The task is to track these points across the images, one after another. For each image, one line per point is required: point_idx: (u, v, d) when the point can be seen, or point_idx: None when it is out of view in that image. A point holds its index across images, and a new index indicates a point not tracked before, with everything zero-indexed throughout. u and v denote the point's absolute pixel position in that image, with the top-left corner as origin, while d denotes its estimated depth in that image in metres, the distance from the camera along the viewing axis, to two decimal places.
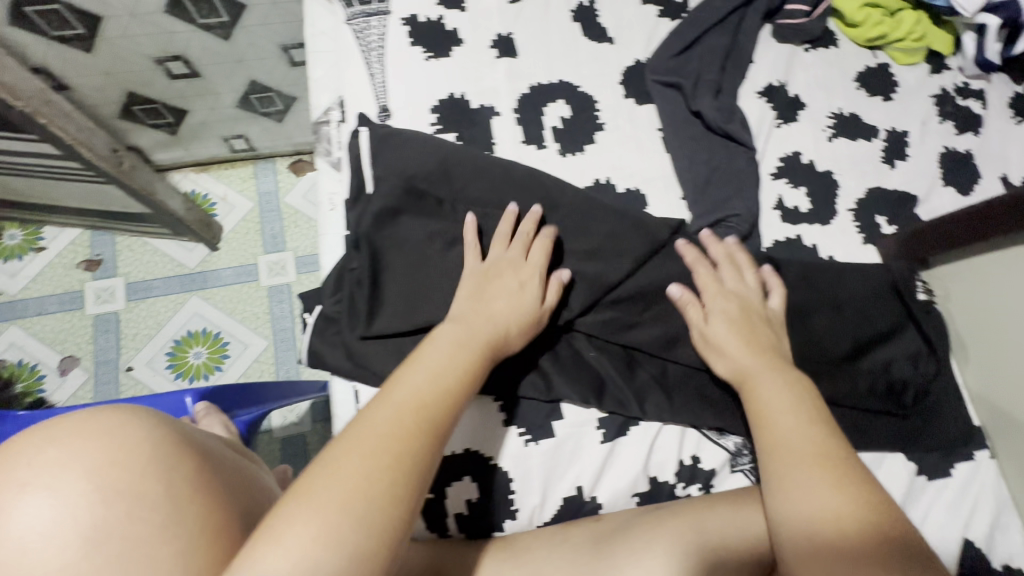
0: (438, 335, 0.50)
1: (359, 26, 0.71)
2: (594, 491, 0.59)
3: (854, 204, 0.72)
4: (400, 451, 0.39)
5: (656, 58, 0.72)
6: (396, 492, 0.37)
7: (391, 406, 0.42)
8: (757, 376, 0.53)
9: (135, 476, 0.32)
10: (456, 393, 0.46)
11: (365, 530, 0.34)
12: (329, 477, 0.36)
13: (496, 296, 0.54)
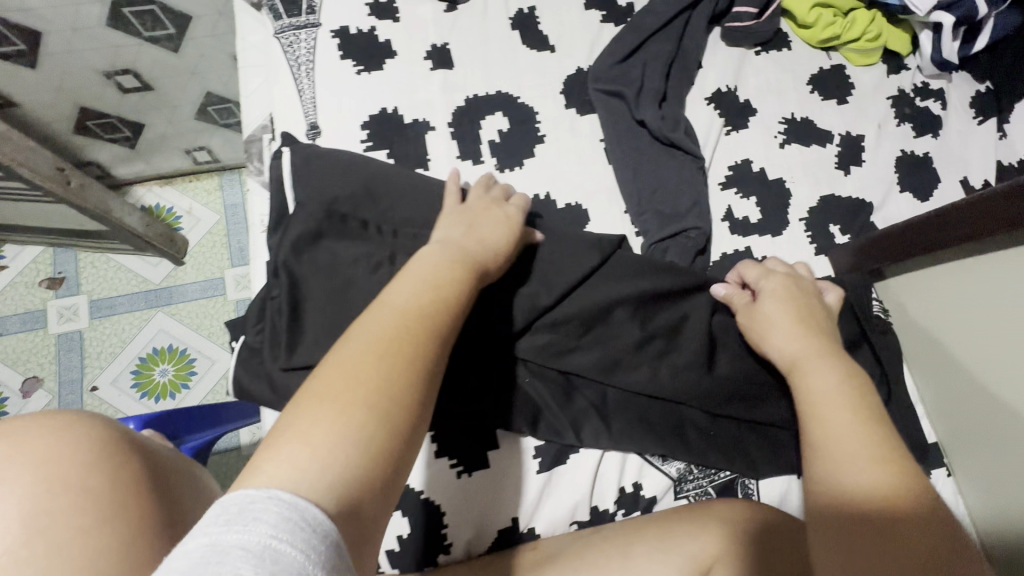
0: (429, 252, 0.48)
1: (287, 39, 0.68)
2: (531, 522, 0.57)
3: (806, 213, 0.69)
4: (410, 349, 0.39)
5: (598, 65, 0.69)
6: (414, 391, 0.38)
7: (392, 310, 0.41)
8: (809, 361, 0.50)
9: (78, 475, 0.38)
10: (457, 299, 0.44)
11: (383, 424, 0.35)
12: (341, 374, 0.37)
13: (484, 221, 0.53)
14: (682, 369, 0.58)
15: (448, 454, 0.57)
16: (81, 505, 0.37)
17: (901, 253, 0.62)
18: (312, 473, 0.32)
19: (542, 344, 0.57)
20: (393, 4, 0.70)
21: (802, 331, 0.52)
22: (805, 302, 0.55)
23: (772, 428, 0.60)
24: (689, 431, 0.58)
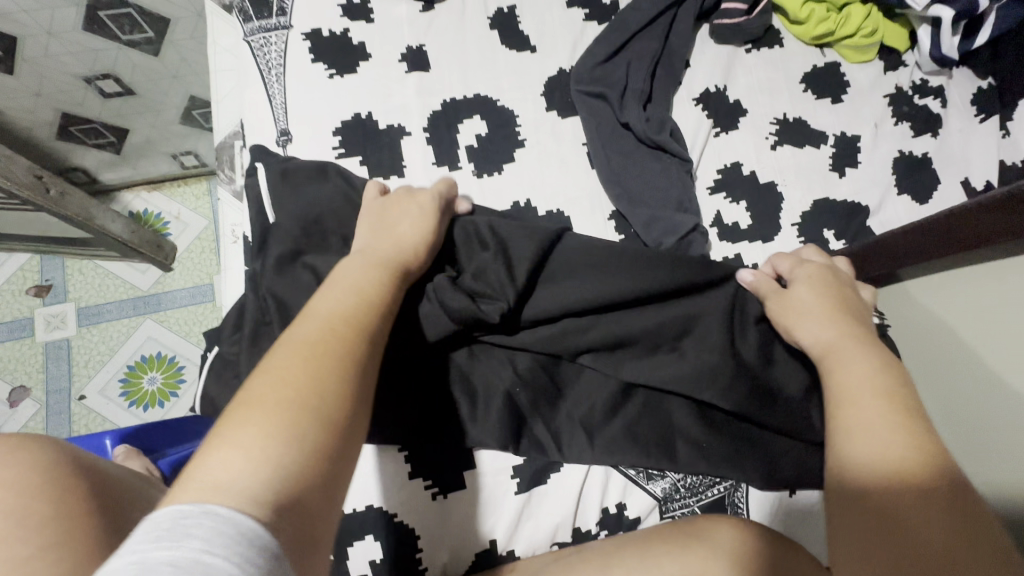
0: (351, 263, 0.46)
1: (257, 43, 0.65)
2: (510, 544, 0.54)
3: (799, 217, 0.66)
4: (338, 349, 0.37)
5: (580, 66, 0.66)
6: (345, 388, 0.35)
7: (317, 319, 0.39)
8: (841, 348, 0.47)
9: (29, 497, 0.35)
10: (384, 303, 0.43)
11: (323, 422, 0.33)
12: (270, 380, 0.34)
13: (399, 220, 0.50)
14: (679, 376, 0.54)
15: (423, 474, 0.54)
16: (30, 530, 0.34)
17: (901, 259, 0.58)
18: (243, 477, 0.29)
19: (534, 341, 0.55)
20: (367, 4, 0.67)
21: (843, 324, 0.49)
22: (838, 290, 0.53)
23: (771, 441, 0.56)
24: (680, 441, 0.55)
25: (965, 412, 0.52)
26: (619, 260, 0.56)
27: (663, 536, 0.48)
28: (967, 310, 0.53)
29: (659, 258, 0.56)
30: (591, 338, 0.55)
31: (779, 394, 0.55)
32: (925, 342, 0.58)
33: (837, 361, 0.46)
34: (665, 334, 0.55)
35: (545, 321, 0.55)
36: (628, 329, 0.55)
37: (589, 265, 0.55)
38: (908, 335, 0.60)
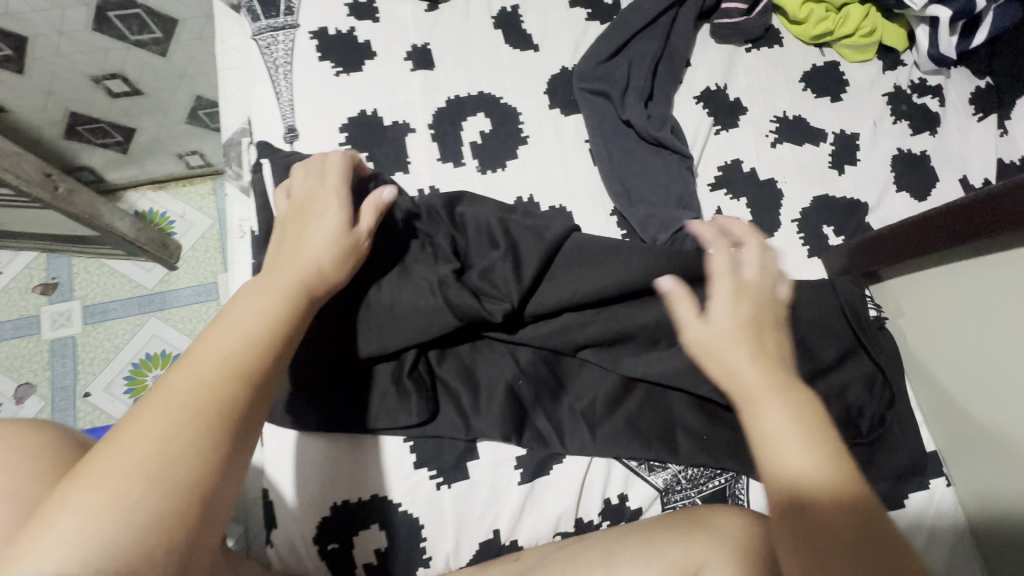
0: (248, 291, 0.42)
1: (265, 41, 0.67)
2: (513, 534, 0.55)
3: (799, 214, 0.67)
4: (205, 402, 0.34)
5: (582, 64, 0.67)
6: (207, 446, 0.32)
7: (196, 364, 0.35)
8: (759, 401, 0.38)
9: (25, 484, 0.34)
10: (270, 336, 0.39)
11: (183, 488, 0.30)
12: (126, 440, 0.31)
13: (306, 234, 0.47)
14: (678, 374, 0.55)
15: (428, 465, 0.55)
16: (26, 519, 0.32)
17: (908, 253, 0.58)
18: (79, 557, 0.26)
19: (537, 335, 0.56)
20: (373, 3, 0.69)
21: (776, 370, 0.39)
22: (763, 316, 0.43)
23: None
24: (680, 434, 0.56)
25: None
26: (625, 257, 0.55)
27: (663, 524, 0.49)
28: (988, 304, 0.53)
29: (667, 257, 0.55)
30: (592, 334, 0.56)
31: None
32: (942, 336, 0.59)
33: (757, 404, 0.38)
34: (668, 333, 0.56)
35: (550, 315, 0.56)
36: (631, 326, 0.56)
37: (595, 261, 0.55)
38: (923, 329, 0.61)
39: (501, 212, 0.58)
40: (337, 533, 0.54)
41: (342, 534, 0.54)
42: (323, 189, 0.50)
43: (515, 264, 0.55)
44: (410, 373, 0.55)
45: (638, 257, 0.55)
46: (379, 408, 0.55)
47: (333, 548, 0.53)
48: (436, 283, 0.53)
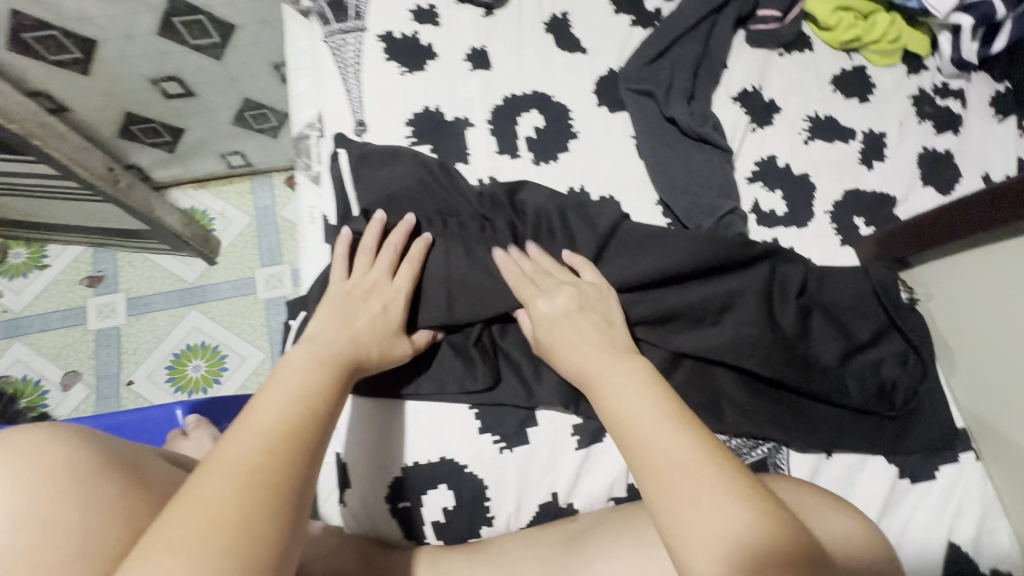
0: (291, 360, 0.49)
1: (336, 43, 0.72)
2: (570, 498, 0.59)
3: (832, 206, 0.72)
4: (271, 469, 0.39)
5: (629, 66, 0.73)
6: (272, 507, 0.37)
7: (254, 431, 0.41)
8: (609, 380, 0.49)
9: (44, 501, 0.34)
10: (323, 407, 0.46)
11: (252, 541, 0.35)
12: (199, 503, 0.36)
13: (359, 317, 0.54)
14: (727, 348, 0.59)
15: (491, 431, 0.59)
16: (50, 540, 0.33)
17: (939, 239, 0.62)
18: None
19: None
20: (434, 9, 0.74)
21: (601, 347, 0.53)
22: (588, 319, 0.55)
23: (807, 402, 0.62)
24: (727, 406, 0.60)
25: None
26: (672, 242, 0.61)
27: None
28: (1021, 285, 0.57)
29: (708, 241, 0.61)
30: (647, 312, 0.60)
31: (809, 360, 0.61)
32: (977, 318, 0.63)
33: (623, 397, 0.48)
34: (715, 311, 0.61)
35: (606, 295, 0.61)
36: (682, 305, 0.60)
37: (644, 246, 0.61)
38: (957, 312, 0.65)
39: (558, 201, 0.64)
40: (407, 492, 0.58)
41: (412, 494, 0.58)
42: (380, 283, 0.57)
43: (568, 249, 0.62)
44: (476, 344, 0.60)
45: (681, 241, 0.61)
46: (449, 377, 0.59)
47: (404, 506, 0.58)
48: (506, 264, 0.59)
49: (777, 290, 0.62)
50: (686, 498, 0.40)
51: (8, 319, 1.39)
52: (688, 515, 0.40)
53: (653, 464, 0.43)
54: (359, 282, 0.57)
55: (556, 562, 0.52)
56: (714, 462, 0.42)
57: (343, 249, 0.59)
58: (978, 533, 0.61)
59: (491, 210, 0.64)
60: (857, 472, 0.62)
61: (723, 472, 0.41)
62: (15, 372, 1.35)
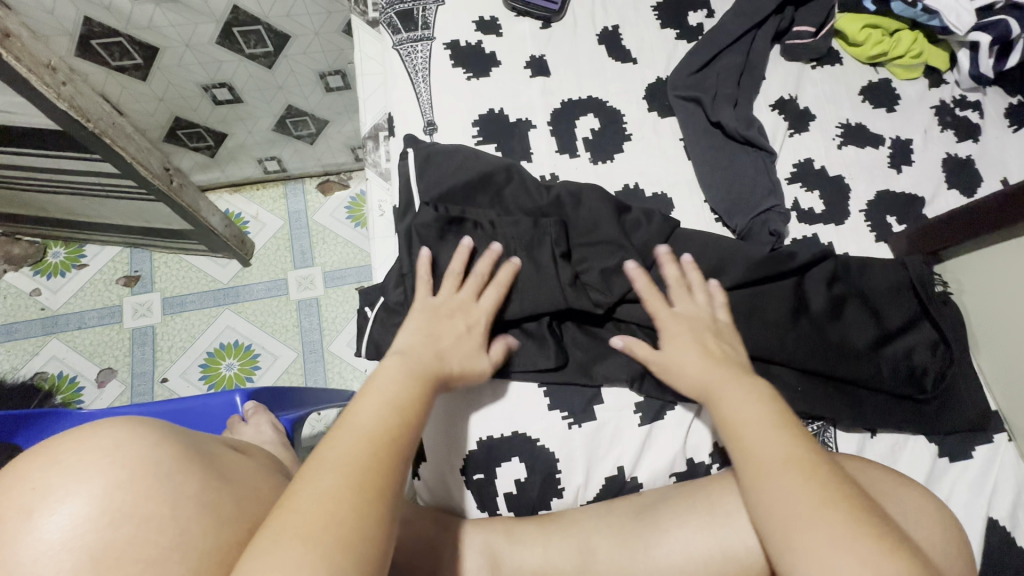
0: (385, 368, 0.53)
1: (406, 51, 0.78)
2: (634, 471, 0.62)
3: (865, 205, 0.77)
4: (370, 473, 0.42)
5: (676, 75, 0.78)
6: (368, 510, 0.39)
7: (357, 435, 0.44)
8: (719, 388, 0.55)
9: (139, 498, 0.34)
10: (414, 417, 0.49)
11: (360, 540, 0.38)
12: (315, 497, 0.39)
13: (445, 332, 0.58)
14: (765, 339, 0.64)
15: (560, 407, 0.63)
16: (149, 537, 0.33)
17: (976, 230, 0.67)
18: None
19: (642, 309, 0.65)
20: (496, 21, 0.80)
21: (711, 363, 0.57)
22: (712, 342, 0.59)
23: (850, 387, 0.66)
24: (777, 385, 0.65)
25: None
26: (707, 253, 0.67)
27: None
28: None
29: (746, 252, 0.67)
30: None
31: (847, 344, 0.66)
32: (1013, 306, 0.67)
33: (722, 400, 0.54)
34: (756, 304, 0.66)
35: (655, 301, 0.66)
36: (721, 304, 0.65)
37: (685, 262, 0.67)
38: (990, 302, 0.69)
39: (615, 205, 0.68)
40: (482, 465, 0.61)
41: (486, 466, 0.61)
42: (464, 308, 0.61)
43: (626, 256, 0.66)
44: (550, 330, 0.64)
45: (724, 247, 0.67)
46: (522, 356, 0.63)
47: (477, 478, 0.61)
48: (554, 277, 0.64)
49: (808, 282, 0.67)
50: (773, 497, 0.45)
51: (46, 316, 1.42)
52: (785, 510, 0.44)
53: (752, 461, 0.48)
54: (448, 302, 0.61)
55: (630, 532, 0.54)
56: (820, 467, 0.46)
57: (427, 272, 0.63)
58: (1016, 510, 0.65)
59: (550, 207, 0.68)
60: (899, 450, 0.66)
61: (827, 477, 0.45)
62: (51, 369, 1.37)
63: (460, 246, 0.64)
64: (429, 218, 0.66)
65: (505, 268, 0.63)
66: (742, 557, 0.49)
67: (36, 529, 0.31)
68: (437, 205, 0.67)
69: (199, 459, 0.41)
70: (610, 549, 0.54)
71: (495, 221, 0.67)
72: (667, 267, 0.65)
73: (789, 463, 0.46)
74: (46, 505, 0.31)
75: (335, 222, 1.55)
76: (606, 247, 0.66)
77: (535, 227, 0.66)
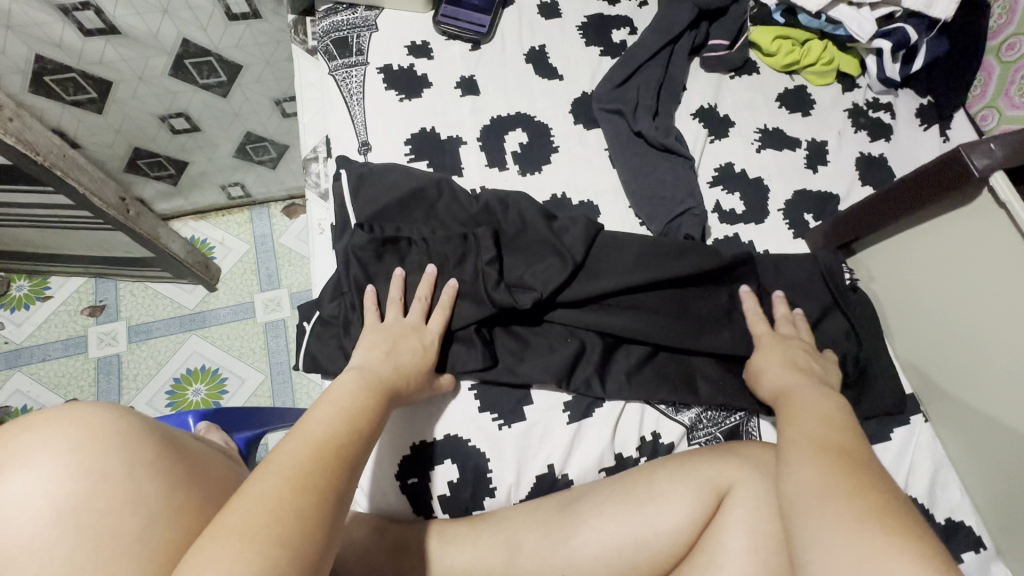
0: (340, 380, 0.55)
1: (341, 76, 0.81)
2: (565, 469, 0.64)
3: (784, 205, 0.81)
4: (316, 477, 0.43)
5: (600, 89, 0.83)
6: (310, 510, 0.41)
7: (305, 440, 0.46)
8: (796, 391, 0.59)
9: (101, 459, 0.40)
10: (366, 426, 0.51)
11: (301, 540, 0.39)
12: (260, 495, 0.40)
13: (402, 352, 0.60)
14: (689, 340, 0.67)
15: (490, 409, 0.65)
16: (107, 492, 0.39)
17: (878, 222, 0.71)
18: None
19: (570, 313, 0.67)
20: (427, 45, 0.84)
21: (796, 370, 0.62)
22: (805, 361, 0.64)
23: None
24: (701, 382, 0.68)
25: (957, 348, 0.67)
26: (634, 252, 0.70)
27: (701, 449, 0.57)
28: (952, 254, 0.66)
29: (669, 250, 0.70)
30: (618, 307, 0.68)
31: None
32: (917, 292, 0.71)
33: (792, 398, 0.58)
34: (674, 304, 0.69)
35: (580, 304, 0.68)
36: (640, 303, 0.69)
37: (613, 262, 0.69)
38: (898, 289, 0.74)
39: (542, 211, 0.71)
40: (416, 469, 0.63)
41: (420, 470, 0.63)
42: (410, 331, 0.62)
43: (560, 258, 0.67)
44: (480, 333, 0.66)
45: (645, 246, 0.70)
46: (454, 363, 0.65)
47: (412, 482, 0.63)
48: (481, 285, 0.66)
49: (728, 280, 0.71)
50: (799, 472, 0.48)
51: (9, 350, 1.42)
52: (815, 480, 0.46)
53: (797, 438, 0.52)
54: (390, 328, 0.62)
55: (554, 524, 0.56)
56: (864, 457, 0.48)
57: (371, 303, 0.64)
58: (933, 487, 0.68)
59: (480, 216, 0.70)
60: None
61: (850, 462, 0.48)
62: (15, 403, 1.36)
63: (394, 277, 0.65)
64: (363, 240, 0.66)
65: (445, 288, 0.65)
66: (650, 544, 0.53)
67: (13, 480, 0.37)
68: (369, 226, 0.68)
69: (160, 435, 0.46)
70: (534, 542, 0.55)
71: (428, 237, 0.68)
72: (778, 305, 0.70)
73: (837, 454, 0.48)
74: (20, 464, 0.38)
75: (300, 244, 1.57)
76: (534, 250, 0.69)
77: (464, 240, 0.68)
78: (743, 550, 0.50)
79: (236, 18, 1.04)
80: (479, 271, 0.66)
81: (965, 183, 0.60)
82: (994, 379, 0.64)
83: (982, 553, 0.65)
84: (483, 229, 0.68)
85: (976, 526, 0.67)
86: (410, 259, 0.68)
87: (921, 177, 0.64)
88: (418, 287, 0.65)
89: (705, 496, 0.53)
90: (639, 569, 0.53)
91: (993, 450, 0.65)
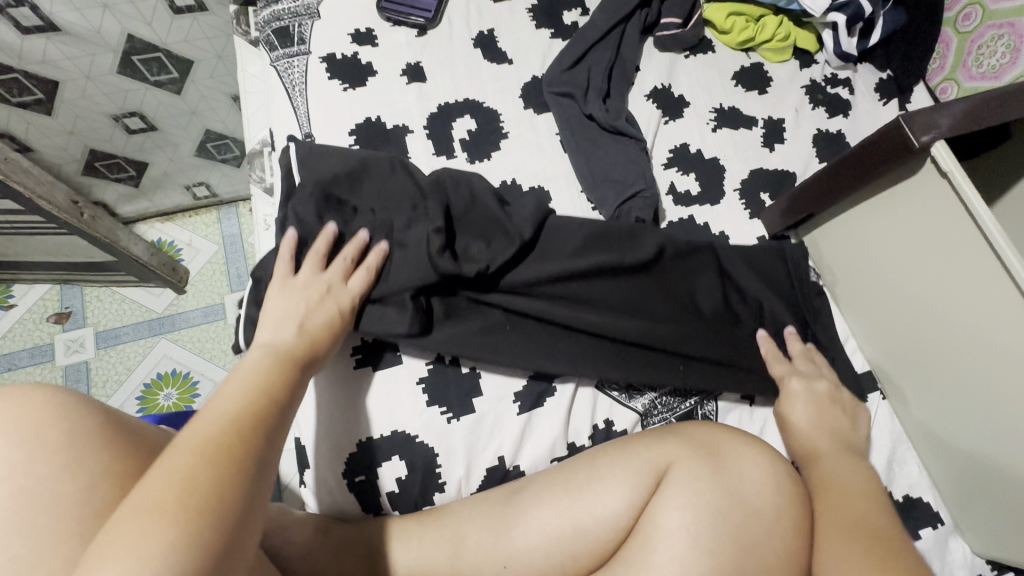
0: (251, 359, 0.50)
1: (282, 67, 0.78)
2: (516, 460, 0.64)
3: (739, 184, 0.80)
4: (231, 444, 0.40)
5: (549, 72, 0.81)
6: (229, 478, 0.37)
7: (214, 414, 0.42)
8: (824, 455, 0.59)
9: (40, 427, 0.38)
10: (281, 396, 0.47)
11: (222, 509, 0.36)
12: (167, 475, 0.36)
13: (318, 310, 0.57)
14: (641, 328, 0.66)
15: (438, 403, 0.64)
16: (44, 459, 0.37)
17: (830, 196, 0.69)
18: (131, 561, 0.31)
19: (515, 291, 0.66)
20: (372, 32, 0.82)
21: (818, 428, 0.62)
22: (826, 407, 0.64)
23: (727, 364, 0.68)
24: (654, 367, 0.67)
25: (907, 320, 0.66)
26: (586, 225, 0.69)
27: (642, 438, 0.56)
28: (902, 228, 0.65)
29: (618, 229, 0.69)
30: (565, 293, 0.67)
31: (704, 317, 0.69)
32: (867, 266, 0.70)
33: (821, 463, 0.58)
34: (625, 288, 0.68)
35: (525, 289, 0.66)
36: (591, 290, 0.67)
37: (560, 245, 0.68)
38: (850, 265, 0.73)
39: (495, 194, 0.69)
40: (363, 466, 0.61)
41: (367, 467, 0.61)
42: (336, 291, 0.59)
43: (509, 242, 0.65)
44: (417, 298, 0.63)
45: (595, 227, 0.69)
46: (379, 325, 0.62)
47: (359, 480, 0.61)
48: (424, 250, 0.63)
49: (680, 263, 0.70)
50: (839, 549, 0.48)
51: None
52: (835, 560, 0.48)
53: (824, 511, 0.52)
54: (310, 282, 0.59)
55: (496, 516, 0.55)
56: (887, 536, 0.49)
57: (290, 253, 0.61)
58: (890, 464, 0.68)
59: (430, 188, 0.67)
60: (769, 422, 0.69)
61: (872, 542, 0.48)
62: None
63: (324, 232, 0.62)
64: (306, 197, 0.64)
65: (372, 253, 0.63)
66: (593, 534, 0.52)
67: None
68: (316, 185, 0.65)
69: (115, 414, 0.44)
70: (478, 534, 0.54)
71: (375, 208, 0.66)
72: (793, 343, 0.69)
73: (861, 531, 0.49)
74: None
75: None
76: (484, 229, 0.67)
77: (413, 209, 0.66)
78: (678, 528, 0.48)
79: (181, 12, 1.02)
80: (419, 240, 0.64)
81: (907, 154, 0.59)
82: (945, 352, 0.63)
83: (939, 528, 0.65)
84: (432, 201, 0.66)
85: (933, 502, 0.67)
86: (353, 225, 0.65)
87: (867, 151, 0.63)
88: (346, 247, 0.63)
89: (643, 478, 0.52)
90: (581, 561, 0.52)
91: (949, 427, 0.64)
